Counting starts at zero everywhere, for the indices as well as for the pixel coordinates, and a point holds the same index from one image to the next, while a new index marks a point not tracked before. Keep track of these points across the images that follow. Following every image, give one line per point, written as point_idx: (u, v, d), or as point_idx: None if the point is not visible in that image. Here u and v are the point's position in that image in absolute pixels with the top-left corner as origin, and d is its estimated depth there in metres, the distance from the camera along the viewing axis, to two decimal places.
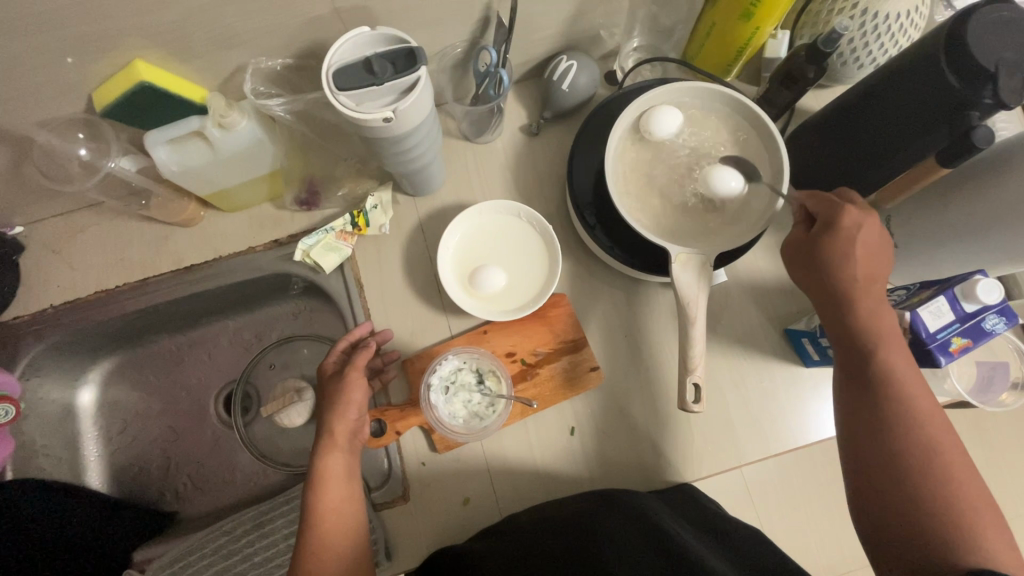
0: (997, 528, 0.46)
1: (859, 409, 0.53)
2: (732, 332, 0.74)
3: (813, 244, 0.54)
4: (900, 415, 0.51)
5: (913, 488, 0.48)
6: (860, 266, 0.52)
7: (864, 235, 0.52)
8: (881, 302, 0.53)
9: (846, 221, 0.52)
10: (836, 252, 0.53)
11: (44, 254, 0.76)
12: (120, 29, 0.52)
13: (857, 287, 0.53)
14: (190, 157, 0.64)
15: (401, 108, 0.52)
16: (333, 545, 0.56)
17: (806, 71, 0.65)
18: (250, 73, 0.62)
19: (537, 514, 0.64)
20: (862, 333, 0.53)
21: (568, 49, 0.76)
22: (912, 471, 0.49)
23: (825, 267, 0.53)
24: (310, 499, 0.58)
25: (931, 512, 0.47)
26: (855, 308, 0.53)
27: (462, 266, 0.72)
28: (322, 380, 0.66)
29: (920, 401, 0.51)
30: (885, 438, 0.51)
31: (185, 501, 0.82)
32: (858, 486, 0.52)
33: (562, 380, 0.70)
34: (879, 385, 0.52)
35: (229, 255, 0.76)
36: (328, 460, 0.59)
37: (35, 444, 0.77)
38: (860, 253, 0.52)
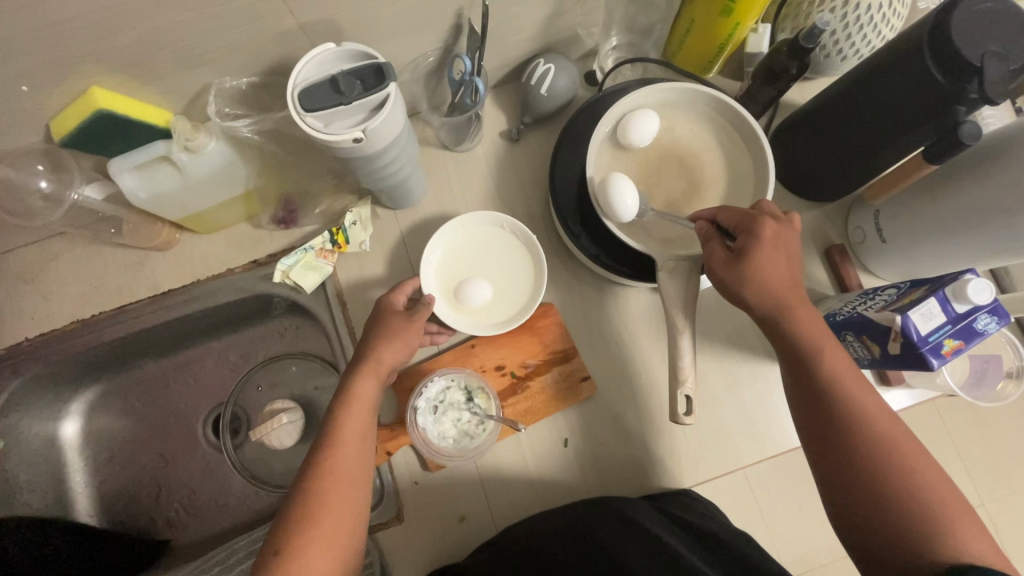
0: (969, 516, 0.46)
1: (814, 417, 0.52)
2: (725, 333, 0.73)
3: (739, 255, 0.54)
4: (856, 417, 0.50)
5: (884, 490, 0.47)
6: (784, 275, 0.53)
7: (783, 244, 0.54)
8: (809, 309, 0.53)
9: (766, 232, 0.53)
10: (761, 260, 0.53)
11: (17, 286, 0.74)
12: (73, 56, 0.49)
13: (787, 297, 0.53)
14: (159, 183, 0.61)
15: (371, 128, 0.50)
16: (348, 476, 0.54)
17: (788, 67, 0.62)
18: (214, 94, 0.60)
19: (532, 522, 0.63)
20: (801, 339, 0.52)
21: (545, 51, 0.74)
22: (879, 472, 0.48)
23: (752, 279, 0.53)
24: (335, 417, 0.57)
25: (906, 510, 0.46)
26: (790, 317, 0.53)
27: (446, 280, 0.70)
28: (386, 306, 0.64)
29: (869, 398, 0.51)
30: (849, 444, 0.49)
31: (178, 527, 0.81)
32: (831, 494, 0.50)
33: (553, 392, 0.69)
34: (830, 391, 0.51)
35: (210, 278, 0.74)
36: (362, 384, 0.59)
37: (20, 480, 0.75)
38: (778, 262, 0.53)
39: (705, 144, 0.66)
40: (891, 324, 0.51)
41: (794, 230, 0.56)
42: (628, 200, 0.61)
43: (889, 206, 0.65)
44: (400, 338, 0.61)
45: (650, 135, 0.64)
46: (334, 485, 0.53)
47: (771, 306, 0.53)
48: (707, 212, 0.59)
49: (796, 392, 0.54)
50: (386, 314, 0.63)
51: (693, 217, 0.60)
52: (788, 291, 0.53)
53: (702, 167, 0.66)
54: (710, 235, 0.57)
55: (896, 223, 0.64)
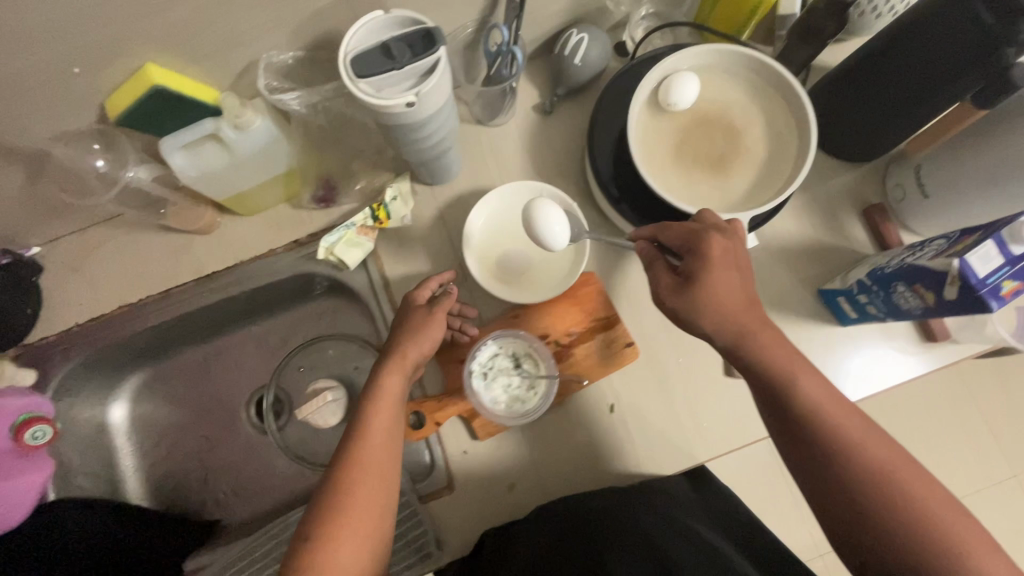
0: (972, 529, 0.46)
1: (804, 446, 0.51)
2: (768, 297, 0.73)
3: (687, 278, 0.53)
4: (846, 444, 0.50)
5: (890, 518, 0.47)
6: (736, 297, 0.53)
7: (733, 260, 0.53)
8: (773, 333, 0.54)
9: (716, 251, 0.53)
10: (712, 281, 0.52)
11: (62, 274, 0.75)
12: (128, 33, 0.50)
13: (747, 323, 0.53)
14: (207, 162, 0.63)
15: (423, 91, 0.51)
16: (371, 476, 0.54)
17: (827, 24, 0.62)
18: (263, 69, 0.61)
19: (548, 506, 0.64)
20: (772, 368, 0.53)
21: (577, 22, 0.75)
22: (875, 499, 0.48)
23: (704, 302, 0.52)
24: (362, 416, 0.57)
25: (914, 533, 0.46)
26: (752, 344, 0.53)
27: (486, 254, 0.71)
28: (411, 304, 0.65)
29: (847, 420, 0.51)
30: (844, 473, 0.49)
31: (227, 509, 0.82)
32: (834, 524, 0.50)
33: (598, 358, 0.70)
34: (812, 420, 0.51)
35: (251, 259, 0.75)
36: (388, 378, 0.59)
37: (73, 464, 0.76)
38: (734, 282, 0.53)
39: (742, 105, 0.66)
40: (948, 269, 0.51)
41: (739, 242, 0.55)
42: (556, 220, 0.63)
43: (930, 160, 0.65)
44: (424, 331, 0.62)
45: (688, 97, 0.64)
46: (366, 480, 0.54)
47: (734, 334, 0.53)
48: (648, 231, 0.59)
49: (777, 423, 0.53)
50: (410, 311, 0.64)
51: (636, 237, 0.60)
52: (748, 317, 0.53)
53: (741, 128, 0.66)
54: (654, 257, 0.57)
55: (938, 177, 0.64)
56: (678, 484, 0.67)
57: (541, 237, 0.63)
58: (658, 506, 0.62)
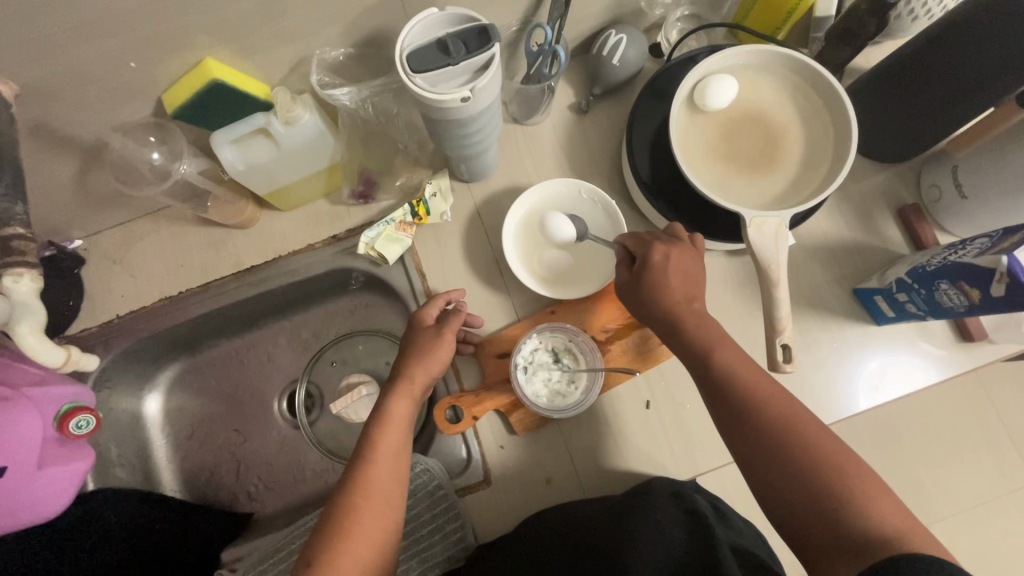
0: (887, 497, 0.46)
1: (724, 414, 0.53)
2: (803, 296, 0.73)
3: (636, 276, 0.60)
4: (761, 415, 0.51)
5: (806, 480, 0.48)
6: (676, 294, 0.58)
7: (677, 258, 0.59)
8: (699, 318, 0.57)
9: (654, 255, 0.59)
10: (651, 277, 0.59)
11: (105, 266, 0.76)
12: (192, 26, 0.52)
13: (676, 309, 0.57)
14: (255, 155, 0.64)
15: (478, 86, 0.52)
16: (376, 501, 0.55)
17: (866, 25, 0.63)
18: (316, 64, 0.62)
19: (561, 511, 0.63)
20: (693, 343, 0.56)
21: (614, 23, 0.76)
22: (796, 463, 0.49)
23: (646, 294, 0.59)
24: (371, 440, 0.58)
25: (826, 497, 0.47)
26: (680, 327, 0.57)
27: (528, 253, 0.72)
28: (419, 328, 0.66)
29: (774, 394, 0.52)
30: (765, 440, 0.51)
31: (259, 501, 0.82)
32: (765, 496, 0.50)
33: (634, 354, 0.70)
34: (729, 388, 0.53)
35: (290, 253, 0.76)
36: (397, 404, 0.60)
37: (111, 454, 0.77)
38: (669, 277, 0.58)
39: (782, 106, 0.67)
40: (996, 266, 0.52)
41: (691, 250, 0.60)
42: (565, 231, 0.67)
43: (968, 161, 0.65)
44: (434, 354, 0.63)
45: (726, 96, 0.65)
46: (370, 504, 0.54)
47: (662, 316, 0.58)
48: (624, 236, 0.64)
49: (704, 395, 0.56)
50: (417, 334, 0.65)
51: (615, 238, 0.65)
52: (675, 303, 0.57)
53: (779, 129, 0.67)
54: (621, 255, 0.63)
55: (976, 178, 0.65)
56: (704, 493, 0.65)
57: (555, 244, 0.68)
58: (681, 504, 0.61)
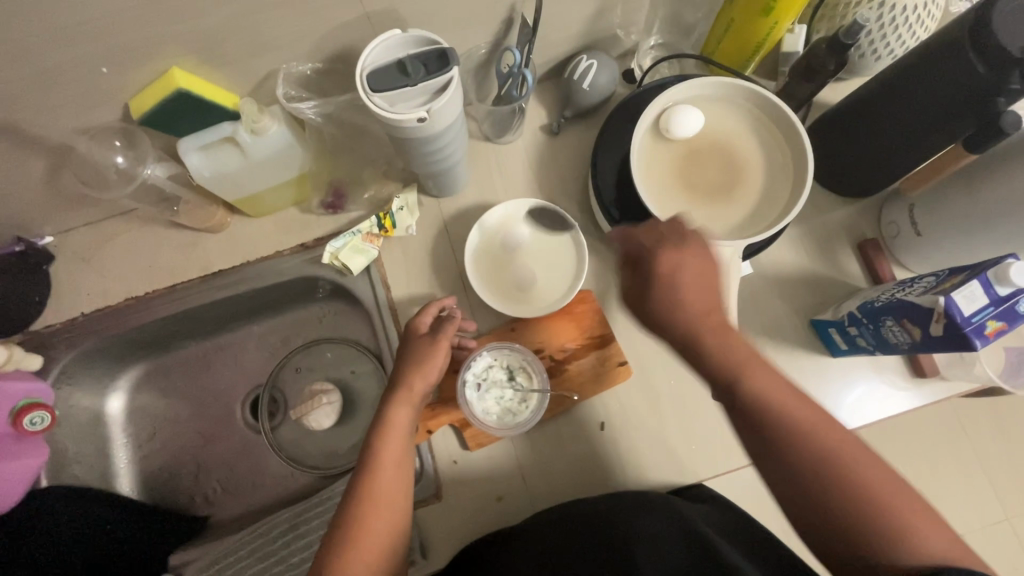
0: (926, 517, 0.46)
1: (757, 437, 0.51)
2: (761, 324, 0.74)
3: (643, 289, 0.55)
4: (792, 440, 0.50)
5: (833, 504, 0.48)
6: (692, 310, 0.53)
7: (686, 268, 0.54)
8: (719, 334, 0.53)
9: (659, 264, 0.54)
10: (660, 294, 0.54)
11: (73, 263, 0.77)
12: (159, 38, 0.53)
13: (697, 329, 0.53)
14: (222, 163, 0.65)
15: (435, 108, 0.53)
16: (382, 507, 0.56)
17: (826, 63, 0.65)
18: (282, 79, 0.63)
19: (565, 508, 0.64)
20: (717, 366, 0.52)
21: (587, 49, 0.77)
22: (832, 489, 0.48)
23: (657, 313, 0.54)
24: (373, 448, 0.59)
25: (864, 520, 0.47)
26: (700, 346, 0.53)
27: (495, 278, 0.73)
28: (414, 336, 0.66)
29: (806, 415, 0.50)
30: (794, 467, 0.50)
31: (215, 505, 0.82)
32: (799, 517, 0.50)
33: (591, 375, 0.71)
34: (761, 414, 0.51)
35: (257, 260, 0.77)
36: (397, 412, 0.60)
37: (68, 452, 0.77)
38: (681, 294, 0.53)
39: (744, 137, 0.68)
40: (934, 306, 0.53)
41: (701, 247, 0.55)
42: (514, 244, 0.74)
43: (923, 200, 0.67)
44: (429, 363, 0.63)
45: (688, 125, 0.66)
46: (376, 511, 0.55)
47: (680, 339, 0.53)
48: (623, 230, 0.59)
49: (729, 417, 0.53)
50: (412, 343, 0.65)
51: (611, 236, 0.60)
52: (694, 324, 0.53)
53: (740, 160, 0.68)
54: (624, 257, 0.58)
55: (931, 216, 0.66)
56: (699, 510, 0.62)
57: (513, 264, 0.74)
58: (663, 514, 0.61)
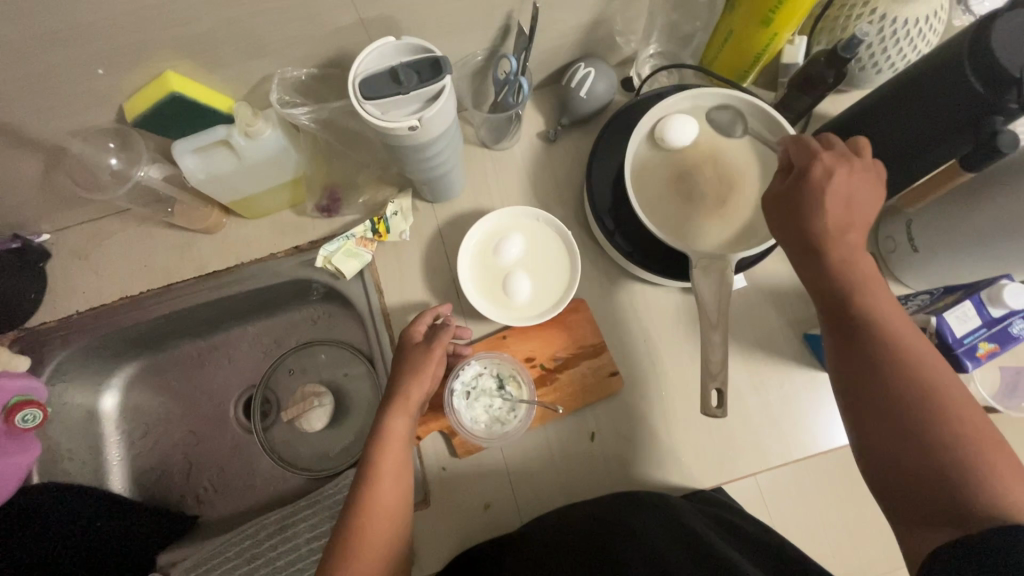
0: (1006, 459, 0.42)
1: (851, 349, 0.50)
2: (753, 337, 0.74)
3: (787, 192, 0.53)
4: (886, 359, 0.48)
5: (920, 432, 0.45)
6: (835, 216, 0.51)
7: (841, 179, 0.51)
8: (858, 250, 0.51)
9: (817, 170, 0.51)
10: (806, 199, 0.51)
11: (69, 262, 0.77)
12: (152, 41, 0.53)
13: (827, 235, 0.51)
14: (216, 165, 0.65)
15: (426, 117, 0.53)
16: (381, 518, 0.56)
17: (825, 76, 0.64)
18: (276, 83, 0.63)
19: (571, 510, 0.64)
20: (841, 274, 0.51)
21: (585, 56, 0.77)
22: (921, 417, 0.45)
23: (794, 215, 0.52)
24: (371, 458, 0.58)
25: (939, 448, 0.43)
26: (826, 250, 0.51)
27: (487, 288, 0.72)
28: (410, 344, 0.66)
29: (913, 343, 0.48)
30: (882, 385, 0.47)
31: (206, 505, 0.82)
32: (874, 444, 0.47)
33: (581, 385, 0.71)
34: (867, 330, 0.49)
35: (251, 261, 0.77)
36: (395, 421, 0.60)
37: (60, 449, 0.77)
38: (832, 201, 0.50)
39: (738, 149, 0.68)
40: (926, 325, 0.54)
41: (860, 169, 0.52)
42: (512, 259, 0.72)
43: (921, 216, 0.66)
44: (424, 372, 0.63)
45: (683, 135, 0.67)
46: (376, 521, 0.55)
47: (805, 244, 0.52)
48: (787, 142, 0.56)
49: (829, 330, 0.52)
50: (407, 352, 0.65)
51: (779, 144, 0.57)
52: (831, 230, 0.51)
53: (734, 172, 0.68)
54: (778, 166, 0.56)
55: (927, 233, 0.65)
56: (688, 511, 0.63)
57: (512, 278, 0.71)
58: (655, 516, 0.60)
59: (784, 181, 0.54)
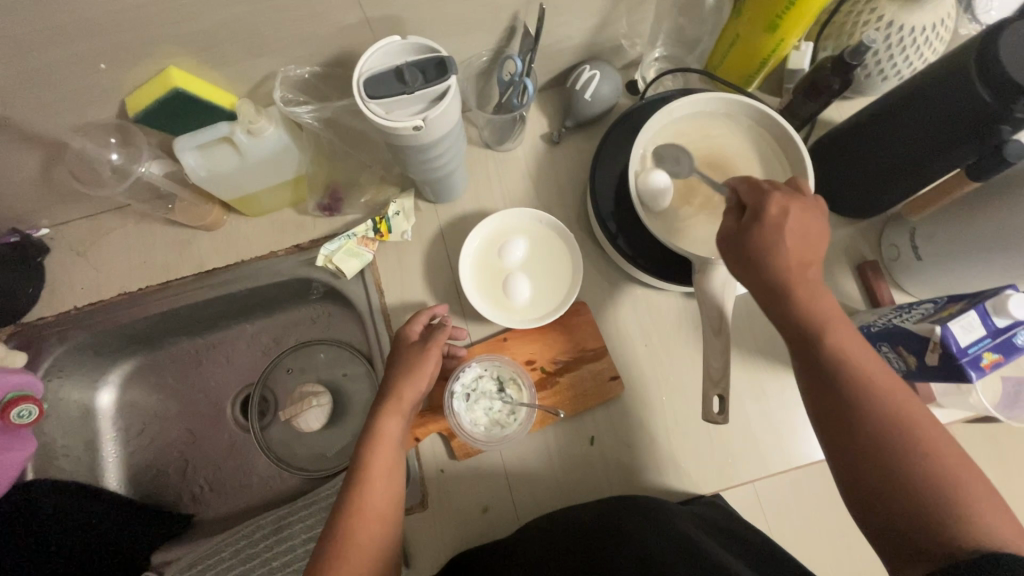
0: (982, 491, 0.43)
1: (823, 394, 0.50)
2: (754, 343, 0.74)
3: (743, 232, 0.52)
4: (858, 399, 0.48)
5: (900, 468, 0.45)
6: (792, 256, 0.50)
7: (793, 219, 0.51)
8: (816, 288, 0.50)
9: (770, 209, 0.51)
10: (763, 241, 0.51)
11: (68, 256, 0.77)
12: (156, 37, 0.53)
13: (789, 276, 0.50)
14: (218, 163, 0.64)
15: (431, 116, 0.52)
16: (370, 519, 0.55)
17: (831, 83, 0.64)
18: (280, 81, 0.63)
19: (561, 514, 0.63)
20: (805, 317, 0.50)
21: (590, 58, 0.77)
22: (897, 453, 0.46)
23: (754, 256, 0.51)
24: (362, 458, 0.58)
25: (918, 487, 0.44)
26: (788, 292, 0.50)
27: (488, 291, 0.72)
28: (403, 346, 0.66)
29: (880, 379, 0.48)
30: (857, 424, 0.47)
31: (202, 504, 0.82)
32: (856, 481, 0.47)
33: (582, 389, 0.70)
34: (835, 372, 0.49)
35: (251, 259, 0.76)
36: (386, 422, 0.60)
37: (56, 445, 0.77)
38: (789, 240, 0.50)
39: (749, 158, 0.68)
40: (930, 334, 0.54)
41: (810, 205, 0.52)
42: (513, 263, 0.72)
43: (924, 224, 0.66)
44: (418, 371, 0.62)
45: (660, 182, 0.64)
46: (364, 522, 0.54)
47: (768, 286, 0.51)
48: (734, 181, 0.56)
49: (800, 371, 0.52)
50: (402, 352, 0.65)
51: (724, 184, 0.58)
52: (792, 270, 0.50)
53: (737, 177, 0.68)
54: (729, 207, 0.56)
55: (931, 241, 0.65)
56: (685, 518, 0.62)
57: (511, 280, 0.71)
58: (656, 519, 0.60)
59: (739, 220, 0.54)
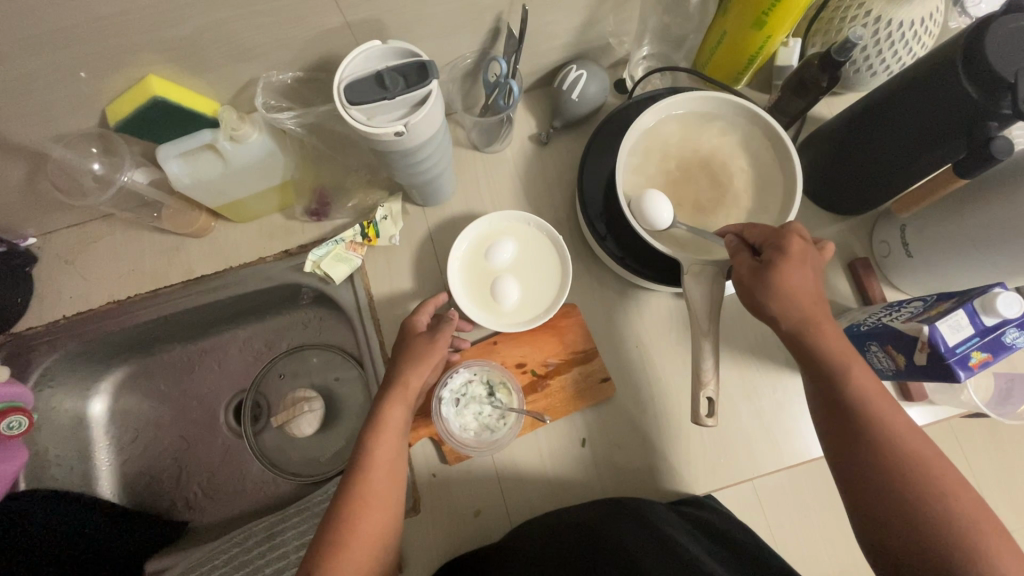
0: (993, 530, 0.45)
1: (842, 432, 0.51)
2: (744, 341, 0.74)
3: (767, 267, 0.54)
4: (876, 436, 0.50)
5: (913, 505, 0.47)
6: (810, 293, 0.54)
7: (811, 260, 0.54)
8: (834, 326, 0.54)
9: (793, 247, 0.54)
10: (788, 276, 0.53)
11: (56, 265, 0.76)
12: (132, 45, 0.52)
13: (809, 314, 0.53)
14: (202, 169, 0.64)
15: (413, 122, 0.52)
16: (372, 509, 0.55)
17: (819, 80, 0.63)
18: (261, 88, 0.63)
19: (550, 519, 0.64)
20: (826, 353, 0.52)
21: (577, 58, 0.76)
22: (912, 490, 0.47)
23: (776, 290, 0.53)
24: (365, 447, 0.57)
25: (932, 525, 0.46)
26: (811, 329, 0.53)
27: (477, 293, 0.71)
28: (408, 335, 0.65)
29: (896, 418, 0.50)
30: (875, 459, 0.49)
31: (196, 510, 0.82)
32: (869, 515, 0.49)
33: (572, 390, 0.70)
34: (855, 409, 0.51)
35: (240, 265, 0.76)
36: (389, 412, 0.59)
37: (47, 454, 0.77)
38: (805, 279, 0.53)
39: (738, 158, 0.68)
40: (918, 334, 0.54)
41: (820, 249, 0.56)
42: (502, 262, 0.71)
43: (914, 221, 0.66)
44: (424, 359, 0.62)
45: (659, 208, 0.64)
46: (367, 512, 0.54)
47: (792, 321, 0.53)
48: (736, 226, 0.60)
49: (818, 406, 0.54)
50: (408, 341, 0.64)
51: (720, 231, 0.61)
52: (812, 306, 0.53)
53: (726, 177, 0.68)
54: (738, 247, 0.58)
55: (921, 238, 0.65)
56: (674, 522, 0.61)
57: (500, 283, 0.70)
58: (648, 525, 0.59)
59: (757, 257, 0.56)
